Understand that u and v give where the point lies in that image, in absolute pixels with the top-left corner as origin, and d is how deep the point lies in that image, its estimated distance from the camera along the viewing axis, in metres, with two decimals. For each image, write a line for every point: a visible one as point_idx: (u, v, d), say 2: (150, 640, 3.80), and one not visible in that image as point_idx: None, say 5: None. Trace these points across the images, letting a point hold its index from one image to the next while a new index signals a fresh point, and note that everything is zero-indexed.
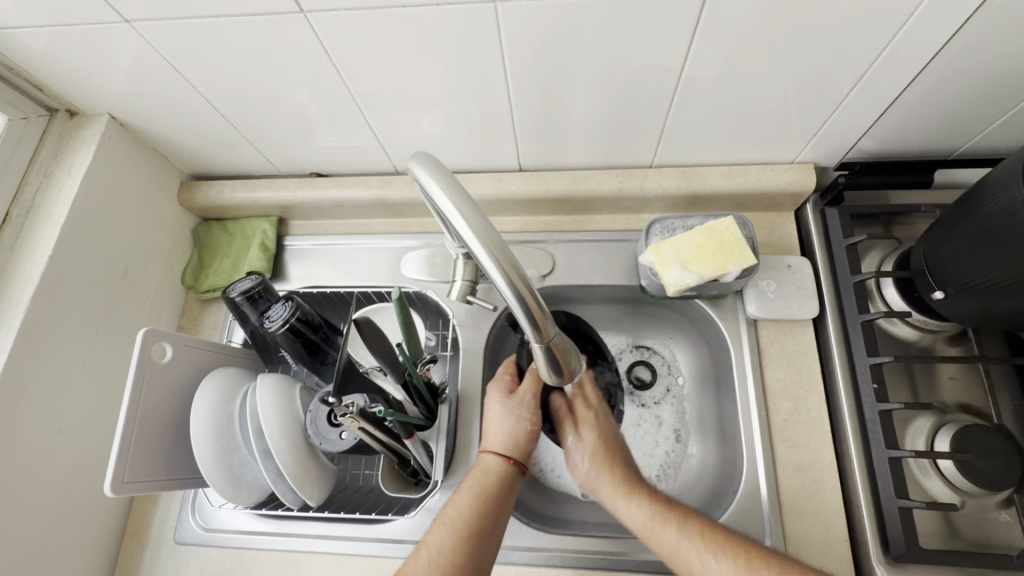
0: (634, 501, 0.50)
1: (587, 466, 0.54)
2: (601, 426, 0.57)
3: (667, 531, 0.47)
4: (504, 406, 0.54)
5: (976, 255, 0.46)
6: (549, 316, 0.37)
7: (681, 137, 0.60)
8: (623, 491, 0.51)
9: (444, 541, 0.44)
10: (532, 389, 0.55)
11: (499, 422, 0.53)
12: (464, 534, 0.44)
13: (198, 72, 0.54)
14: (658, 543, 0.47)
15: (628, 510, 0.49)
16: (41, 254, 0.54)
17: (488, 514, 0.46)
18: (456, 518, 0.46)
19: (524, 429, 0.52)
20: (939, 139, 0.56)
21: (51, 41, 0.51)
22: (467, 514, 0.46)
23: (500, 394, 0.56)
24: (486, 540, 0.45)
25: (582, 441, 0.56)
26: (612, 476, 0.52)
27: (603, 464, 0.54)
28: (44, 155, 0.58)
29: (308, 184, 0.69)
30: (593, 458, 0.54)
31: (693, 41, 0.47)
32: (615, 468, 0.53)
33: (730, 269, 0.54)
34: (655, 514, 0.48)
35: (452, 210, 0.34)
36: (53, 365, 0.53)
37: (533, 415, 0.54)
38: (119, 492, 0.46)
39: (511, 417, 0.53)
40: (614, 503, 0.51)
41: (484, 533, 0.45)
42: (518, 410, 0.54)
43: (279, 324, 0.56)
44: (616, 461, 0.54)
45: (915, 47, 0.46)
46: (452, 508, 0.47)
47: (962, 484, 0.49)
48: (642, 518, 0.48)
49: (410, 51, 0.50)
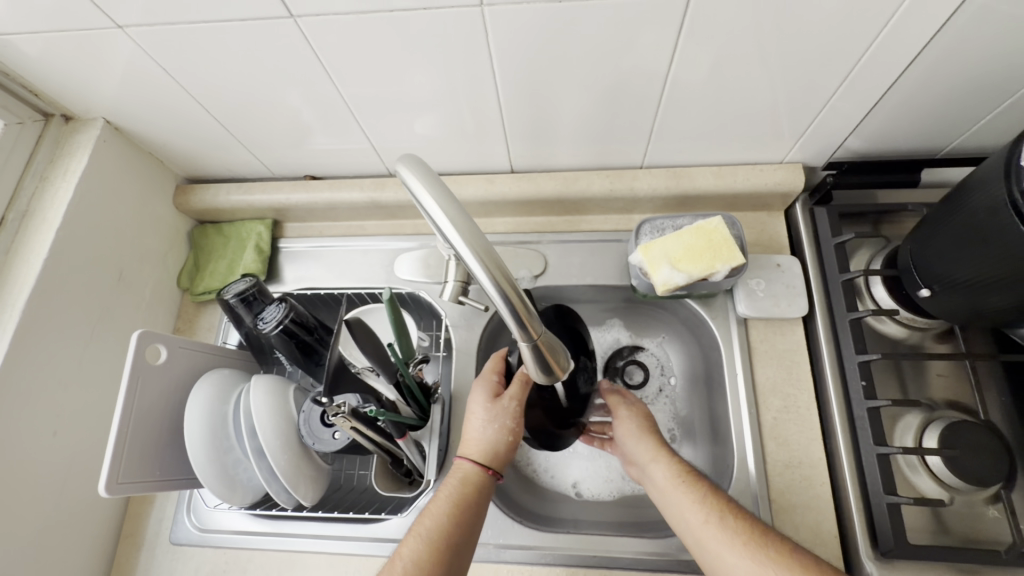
0: (664, 465, 0.51)
1: (626, 432, 0.56)
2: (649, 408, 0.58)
3: (679, 493, 0.48)
4: (487, 412, 0.52)
5: (961, 253, 0.46)
6: (535, 314, 0.38)
7: (671, 138, 0.61)
8: (657, 452, 0.52)
9: (417, 553, 0.44)
10: (518, 395, 0.53)
11: (480, 427, 0.52)
12: (438, 546, 0.44)
13: (191, 76, 0.55)
14: (672, 504, 0.48)
15: (657, 471, 0.51)
16: (36, 257, 0.54)
17: (463, 522, 0.46)
18: (430, 529, 0.45)
19: (505, 439, 0.51)
20: (925, 138, 0.57)
21: (46, 47, 0.52)
22: (442, 524, 0.46)
23: (485, 397, 0.54)
24: (458, 551, 0.45)
25: (627, 412, 0.57)
26: (652, 441, 0.53)
27: (645, 432, 0.54)
28: (40, 159, 0.58)
29: (301, 187, 0.70)
30: (635, 425, 0.55)
31: (678, 43, 0.48)
32: (656, 436, 0.54)
33: (718, 268, 0.54)
34: (679, 476, 0.49)
35: (437, 212, 0.34)
36: (49, 368, 0.54)
37: (514, 423, 0.52)
38: (114, 493, 0.46)
39: (494, 424, 0.52)
40: (646, 463, 0.52)
41: (458, 543, 0.45)
42: (501, 417, 0.52)
43: (272, 325, 0.57)
44: (657, 432, 0.54)
45: (898, 47, 0.46)
46: (426, 519, 0.46)
47: (950, 479, 0.49)
48: (668, 480, 0.50)
49: (400, 54, 0.50)
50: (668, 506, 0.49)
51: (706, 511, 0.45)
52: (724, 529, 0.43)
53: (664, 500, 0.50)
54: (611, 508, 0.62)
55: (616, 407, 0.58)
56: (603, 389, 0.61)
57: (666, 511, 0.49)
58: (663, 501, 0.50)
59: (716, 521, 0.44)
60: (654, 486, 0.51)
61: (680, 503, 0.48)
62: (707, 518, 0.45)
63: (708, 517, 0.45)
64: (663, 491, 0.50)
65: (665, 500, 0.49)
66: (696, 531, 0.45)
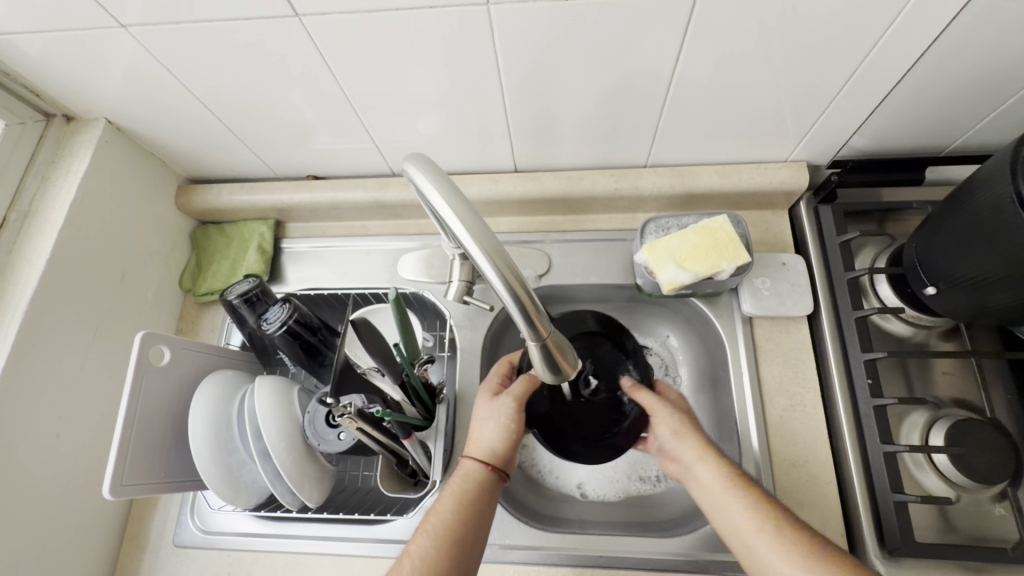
0: (711, 466, 0.48)
1: (669, 432, 0.52)
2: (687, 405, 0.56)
3: (729, 495, 0.46)
4: (485, 410, 0.52)
5: (966, 250, 0.46)
6: (544, 313, 0.37)
7: (675, 137, 0.61)
8: (705, 453, 0.49)
9: (427, 549, 0.43)
10: (518, 391, 0.52)
11: (480, 426, 0.52)
12: (447, 541, 0.44)
13: (195, 76, 0.54)
14: (721, 507, 0.46)
15: (704, 473, 0.48)
16: (38, 258, 0.54)
17: (472, 517, 0.46)
18: (439, 525, 0.45)
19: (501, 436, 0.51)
20: (929, 137, 0.57)
21: (48, 47, 0.51)
22: (451, 520, 0.45)
23: (485, 396, 0.54)
24: (469, 548, 0.44)
25: (669, 410, 0.53)
26: (698, 441, 0.50)
27: (689, 430, 0.51)
28: (41, 160, 0.58)
29: (304, 187, 0.70)
30: (679, 424, 0.52)
31: (684, 41, 0.48)
32: (699, 435, 0.51)
33: (724, 267, 0.54)
34: (729, 479, 0.47)
35: (446, 210, 0.34)
36: (51, 370, 0.53)
37: (512, 420, 0.51)
38: (118, 495, 0.46)
39: (491, 421, 0.52)
40: (692, 464, 0.49)
41: (467, 539, 0.45)
42: (496, 414, 0.52)
43: (276, 326, 0.57)
44: (700, 430, 0.52)
45: (904, 45, 0.46)
46: (434, 516, 0.46)
47: (957, 478, 0.49)
48: (717, 481, 0.47)
49: (405, 54, 0.50)
50: (715, 508, 0.46)
51: (761, 518, 0.43)
52: (783, 538, 0.41)
53: (708, 501, 0.47)
54: (616, 508, 0.61)
55: (653, 405, 0.53)
56: (625, 386, 0.54)
57: (710, 512, 0.47)
58: (707, 502, 0.47)
59: (771, 529, 0.42)
60: (696, 487, 0.49)
61: (729, 506, 0.45)
62: (761, 525, 0.43)
63: (762, 524, 0.43)
64: (709, 493, 0.47)
65: (710, 502, 0.47)
66: (748, 536, 0.43)
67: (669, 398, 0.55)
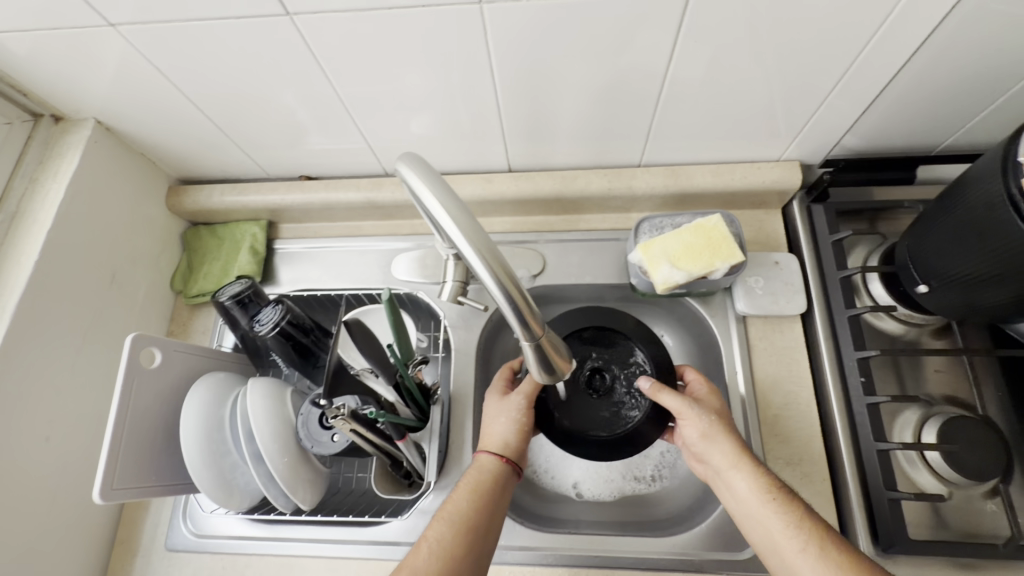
0: (748, 475, 0.46)
1: (700, 435, 0.50)
2: (718, 402, 0.53)
3: (768, 509, 0.44)
4: (497, 408, 0.53)
5: (958, 249, 0.47)
6: (539, 314, 0.37)
7: (668, 136, 0.61)
8: (740, 460, 0.47)
9: (443, 535, 0.44)
10: (525, 387, 0.53)
11: (491, 423, 0.53)
12: (463, 530, 0.44)
13: (185, 76, 0.54)
14: (758, 518, 0.45)
15: (740, 482, 0.46)
16: (27, 260, 0.53)
17: (487, 509, 0.46)
18: (455, 513, 0.45)
19: (514, 430, 0.51)
20: (920, 136, 0.57)
21: (35, 45, 0.51)
22: (466, 508, 0.46)
23: (495, 396, 0.55)
24: (484, 536, 0.45)
25: (697, 411, 0.50)
26: (732, 444, 0.48)
27: (721, 433, 0.49)
28: (29, 160, 0.57)
29: (297, 187, 0.69)
30: (709, 426, 0.49)
31: (677, 40, 0.48)
32: (733, 437, 0.49)
33: (718, 266, 0.54)
34: (768, 491, 0.45)
35: (440, 210, 0.34)
36: (40, 373, 0.53)
37: (517, 414, 0.52)
38: (109, 499, 0.45)
39: (502, 417, 0.52)
40: (726, 471, 0.48)
41: (482, 530, 0.45)
42: (509, 411, 0.53)
43: (269, 327, 0.56)
44: (733, 432, 0.49)
45: (895, 45, 0.47)
46: (450, 504, 0.46)
47: (949, 475, 0.49)
48: (754, 492, 0.46)
49: (399, 54, 0.50)
50: (751, 519, 0.46)
51: (805, 538, 0.42)
52: (829, 562, 0.40)
53: (743, 510, 0.46)
54: (612, 507, 0.61)
55: (679, 408, 0.50)
56: (646, 388, 0.51)
57: (745, 520, 0.47)
58: (743, 512, 0.47)
59: (816, 551, 0.41)
60: (730, 493, 0.48)
61: (767, 519, 0.44)
62: (805, 546, 0.42)
63: (805, 545, 0.42)
64: (745, 503, 0.46)
65: (745, 511, 0.46)
66: (789, 556, 0.42)
67: (706, 401, 0.52)
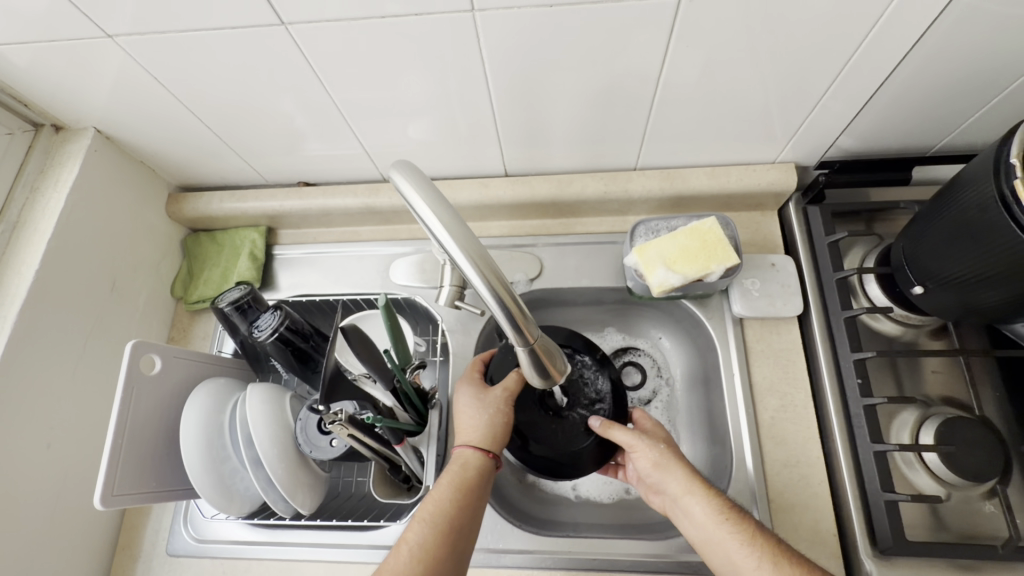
0: (701, 499, 0.47)
1: (652, 465, 0.50)
2: (655, 426, 0.55)
3: (724, 531, 0.44)
4: (478, 401, 0.52)
5: (952, 250, 0.47)
6: (531, 319, 0.38)
7: (663, 140, 0.61)
8: (692, 484, 0.48)
9: (422, 538, 0.44)
10: (508, 383, 0.53)
11: (473, 416, 0.52)
12: (443, 529, 0.44)
13: (183, 86, 0.55)
14: (716, 542, 0.45)
15: (696, 507, 0.47)
16: (27, 269, 0.54)
17: (468, 507, 0.46)
18: (436, 513, 0.45)
19: (501, 422, 0.51)
20: (915, 137, 0.58)
21: (35, 58, 0.51)
22: (445, 507, 0.46)
23: (472, 390, 0.54)
24: (466, 537, 0.45)
25: (648, 441, 0.51)
26: (683, 471, 0.49)
27: (672, 460, 0.49)
28: (30, 169, 0.58)
29: (295, 194, 0.70)
30: (660, 455, 0.50)
31: (669, 45, 0.48)
32: (684, 464, 0.49)
33: (714, 269, 0.54)
34: (721, 512, 0.45)
35: (431, 217, 0.34)
36: (42, 379, 0.53)
37: (507, 408, 0.52)
38: (108, 505, 0.46)
39: (486, 410, 0.52)
40: (681, 498, 0.48)
41: (462, 529, 0.45)
42: (493, 404, 0.52)
43: (268, 333, 0.57)
44: (681, 458, 0.50)
45: (887, 47, 0.47)
46: (429, 504, 0.46)
47: (947, 476, 0.49)
48: (709, 515, 0.46)
49: (394, 61, 0.51)
50: (711, 545, 0.45)
51: (758, 555, 0.42)
52: None
53: (702, 536, 0.46)
54: (610, 510, 0.62)
55: (631, 441, 0.51)
56: (596, 427, 0.52)
57: (704, 546, 0.46)
58: (701, 537, 0.46)
59: (771, 568, 0.41)
60: (687, 520, 0.48)
61: (724, 542, 0.44)
62: (760, 564, 0.42)
63: (760, 562, 0.42)
64: (703, 528, 0.46)
65: (703, 536, 0.46)
66: None
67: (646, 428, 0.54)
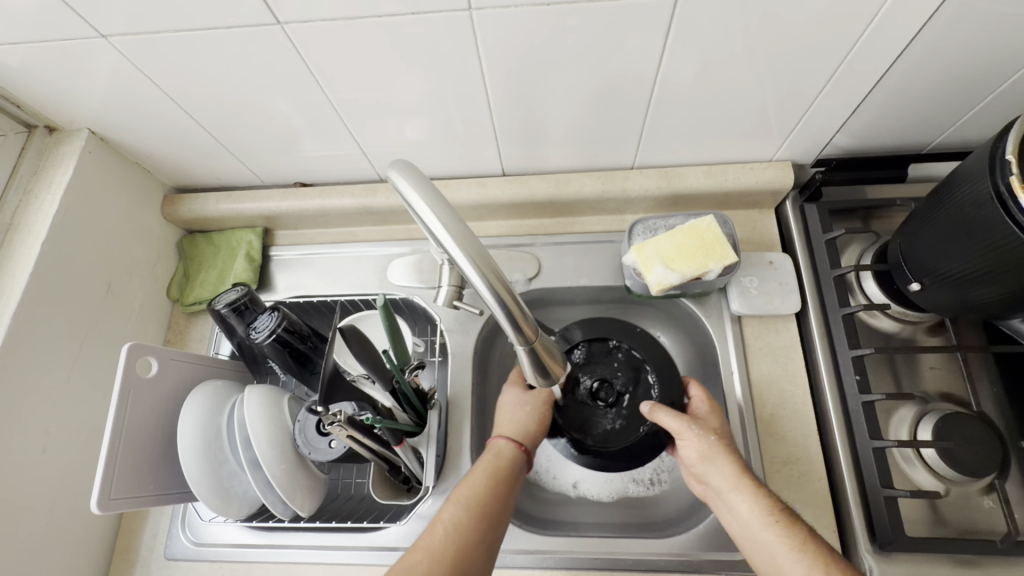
0: (748, 497, 0.46)
1: (699, 455, 0.50)
2: (716, 420, 0.53)
3: (770, 534, 0.43)
4: (519, 398, 0.57)
5: (948, 248, 0.47)
6: (531, 318, 0.38)
7: (659, 138, 0.61)
8: (739, 481, 0.47)
9: (457, 517, 0.46)
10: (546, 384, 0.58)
11: (512, 411, 0.56)
12: (476, 509, 0.46)
13: (178, 86, 0.54)
14: (763, 542, 0.44)
15: (742, 504, 0.46)
16: (22, 272, 0.53)
17: (500, 493, 0.48)
18: (471, 496, 0.47)
19: (536, 419, 0.56)
20: (911, 134, 0.58)
21: (28, 58, 0.51)
22: (482, 491, 0.48)
23: (515, 387, 0.59)
24: (497, 522, 0.47)
25: (696, 431, 0.51)
26: (731, 465, 0.48)
27: (720, 453, 0.49)
28: (23, 171, 0.57)
29: (292, 195, 0.70)
30: (708, 446, 0.50)
31: (666, 44, 0.48)
32: (734, 459, 0.49)
33: (711, 267, 0.55)
34: (771, 513, 0.44)
35: (430, 217, 0.34)
36: (36, 383, 0.53)
37: (545, 408, 0.57)
38: (106, 509, 0.45)
39: (525, 407, 0.56)
40: (726, 493, 0.47)
41: (495, 511, 0.47)
42: (532, 402, 0.57)
43: (265, 335, 0.56)
44: (733, 452, 0.49)
45: (882, 47, 0.47)
46: (465, 485, 0.48)
47: (946, 472, 0.49)
48: (756, 515, 0.45)
49: (391, 60, 0.50)
50: (755, 544, 0.45)
51: (810, 563, 0.41)
52: None
53: (748, 534, 0.45)
54: (611, 509, 0.61)
55: (679, 428, 0.52)
56: (646, 410, 0.55)
57: (748, 544, 0.46)
58: (746, 535, 0.46)
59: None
60: (733, 516, 0.47)
61: (770, 543, 0.43)
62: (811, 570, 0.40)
63: (811, 570, 0.40)
64: (747, 526, 0.45)
65: (748, 534, 0.45)
66: None
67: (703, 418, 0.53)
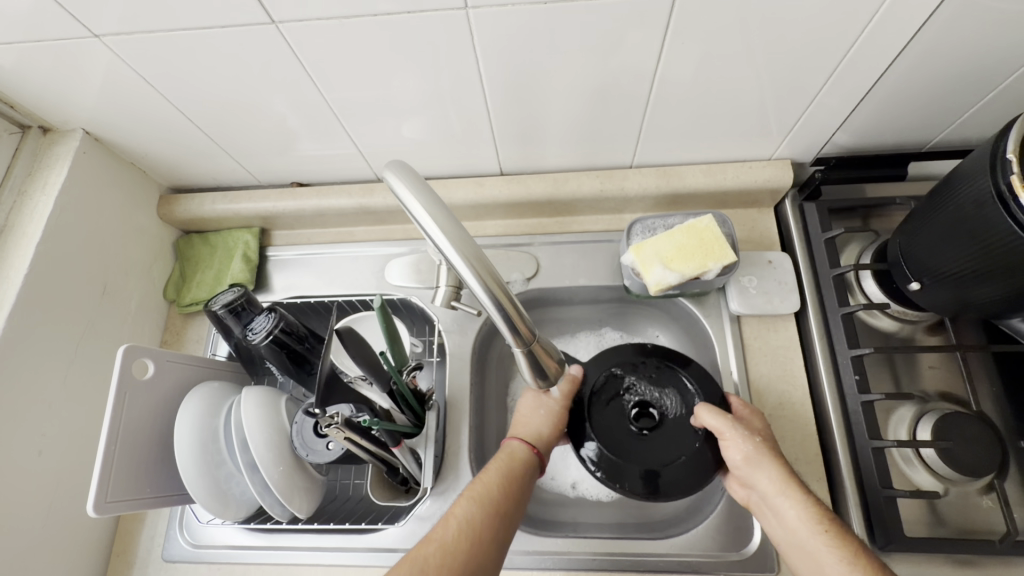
0: (795, 502, 0.45)
1: (743, 458, 0.48)
2: (761, 427, 0.51)
3: (818, 541, 0.42)
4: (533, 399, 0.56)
5: (947, 247, 0.47)
6: (528, 320, 0.38)
7: (658, 137, 0.60)
8: (786, 487, 0.46)
9: (471, 514, 0.45)
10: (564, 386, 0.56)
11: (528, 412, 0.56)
12: (490, 513, 0.46)
13: (171, 85, 0.54)
14: (810, 550, 0.43)
15: (789, 510, 0.45)
16: (16, 274, 0.53)
17: (514, 494, 0.48)
18: (485, 492, 0.47)
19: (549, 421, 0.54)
20: (911, 133, 0.57)
21: (20, 59, 0.50)
22: (493, 483, 0.48)
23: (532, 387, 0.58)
24: (508, 521, 0.46)
25: (741, 432, 0.49)
26: (778, 471, 0.47)
27: (766, 457, 0.48)
28: (17, 172, 0.57)
29: (288, 195, 0.69)
30: (753, 448, 0.48)
31: (665, 41, 0.47)
32: (779, 465, 0.48)
33: (710, 267, 0.54)
34: (819, 521, 0.43)
35: (426, 220, 0.33)
36: (32, 385, 0.53)
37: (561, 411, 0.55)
38: (102, 512, 0.45)
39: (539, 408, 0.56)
40: (772, 498, 0.46)
41: (506, 509, 0.47)
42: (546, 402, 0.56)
43: (262, 335, 0.56)
44: (779, 458, 0.48)
45: (883, 44, 0.47)
46: (479, 483, 0.48)
47: (945, 472, 0.49)
48: (804, 521, 0.44)
49: (386, 59, 0.50)
50: (802, 551, 0.43)
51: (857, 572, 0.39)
52: None
53: (794, 540, 0.44)
54: (609, 509, 0.61)
55: (720, 426, 0.50)
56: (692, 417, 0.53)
57: (794, 552, 0.44)
58: (791, 542, 0.45)
59: None
60: (777, 521, 0.46)
61: (817, 551, 0.42)
62: None
63: None
64: (794, 533, 0.44)
65: (795, 541, 0.44)
66: None
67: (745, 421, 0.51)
